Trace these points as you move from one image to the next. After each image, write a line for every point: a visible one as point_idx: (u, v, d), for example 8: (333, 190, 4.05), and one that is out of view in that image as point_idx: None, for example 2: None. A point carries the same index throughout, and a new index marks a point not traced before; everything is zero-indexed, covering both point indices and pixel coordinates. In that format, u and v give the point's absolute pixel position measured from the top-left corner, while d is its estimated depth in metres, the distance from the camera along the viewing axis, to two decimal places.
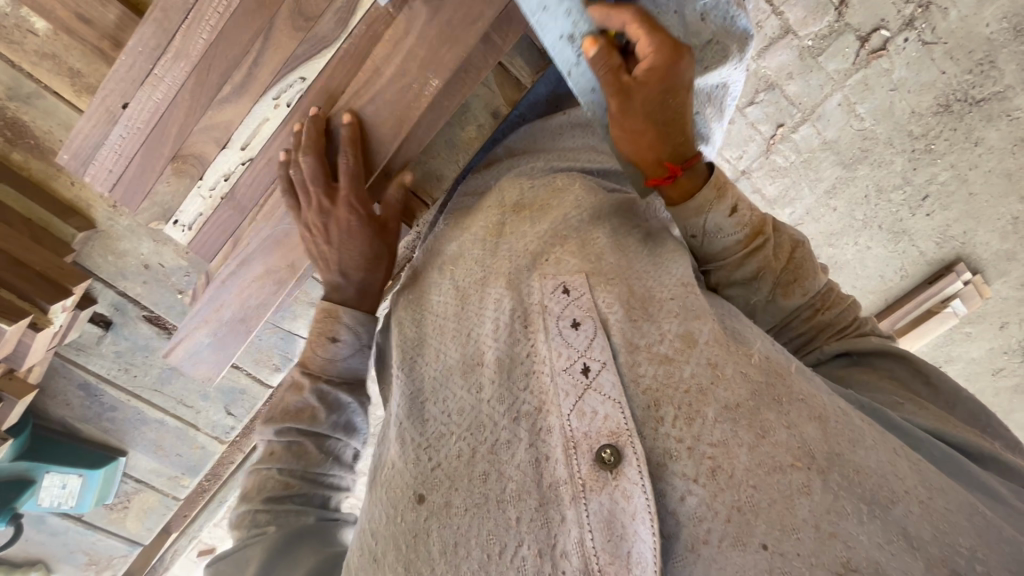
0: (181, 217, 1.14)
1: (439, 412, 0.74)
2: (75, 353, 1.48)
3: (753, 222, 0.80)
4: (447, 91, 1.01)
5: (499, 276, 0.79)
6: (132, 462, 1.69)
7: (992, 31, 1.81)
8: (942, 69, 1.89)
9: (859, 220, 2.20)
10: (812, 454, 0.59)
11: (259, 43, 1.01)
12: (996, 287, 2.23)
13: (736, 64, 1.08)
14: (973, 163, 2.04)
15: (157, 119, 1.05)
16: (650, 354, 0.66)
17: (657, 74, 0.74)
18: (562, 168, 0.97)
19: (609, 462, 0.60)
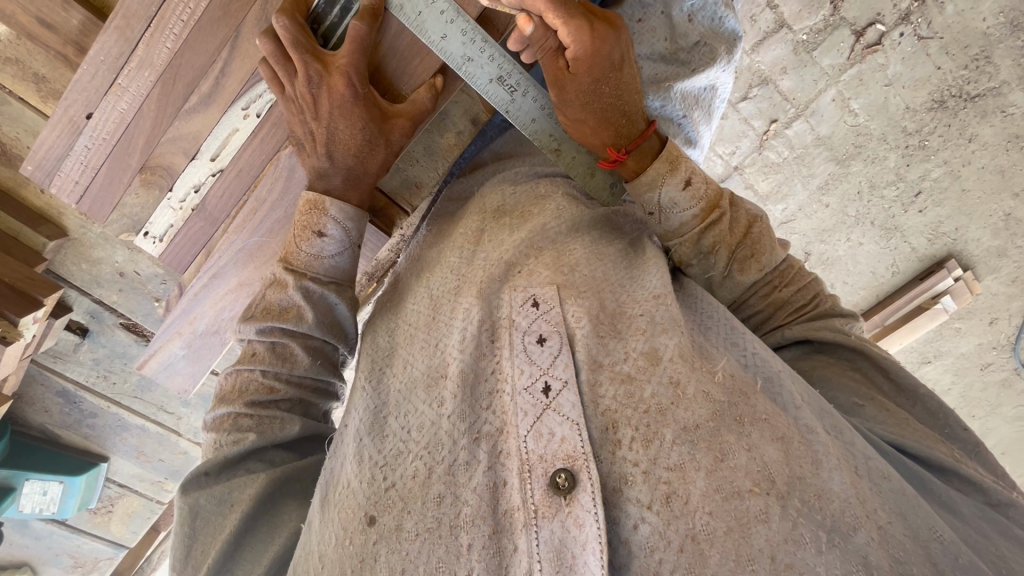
0: (151, 229, 1.11)
1: (400, 427, 0.67)
2: (52, 360, 1.47)
3: (708, 195, 0.80)
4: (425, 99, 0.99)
5: (472, 286, 0.74)
6: (113, 467, 1.68)
7: (988, 26, 1.80)
8: (938, 64, 1.87)
9: (851, 217, 2.17)
10: (772, 479, 0.55)
11: (225, 52, 0.98)
12: (986, 284, 2.22)
13: (724, 65, 1.06)
14: (966, 159, 2.02)
15: (123, 130, 1.02)
16: (613, 373, 0.62)
17: (582, 63, 0.77)
18: (545, 174, 0.94)
19: (564, 487, 0.56)
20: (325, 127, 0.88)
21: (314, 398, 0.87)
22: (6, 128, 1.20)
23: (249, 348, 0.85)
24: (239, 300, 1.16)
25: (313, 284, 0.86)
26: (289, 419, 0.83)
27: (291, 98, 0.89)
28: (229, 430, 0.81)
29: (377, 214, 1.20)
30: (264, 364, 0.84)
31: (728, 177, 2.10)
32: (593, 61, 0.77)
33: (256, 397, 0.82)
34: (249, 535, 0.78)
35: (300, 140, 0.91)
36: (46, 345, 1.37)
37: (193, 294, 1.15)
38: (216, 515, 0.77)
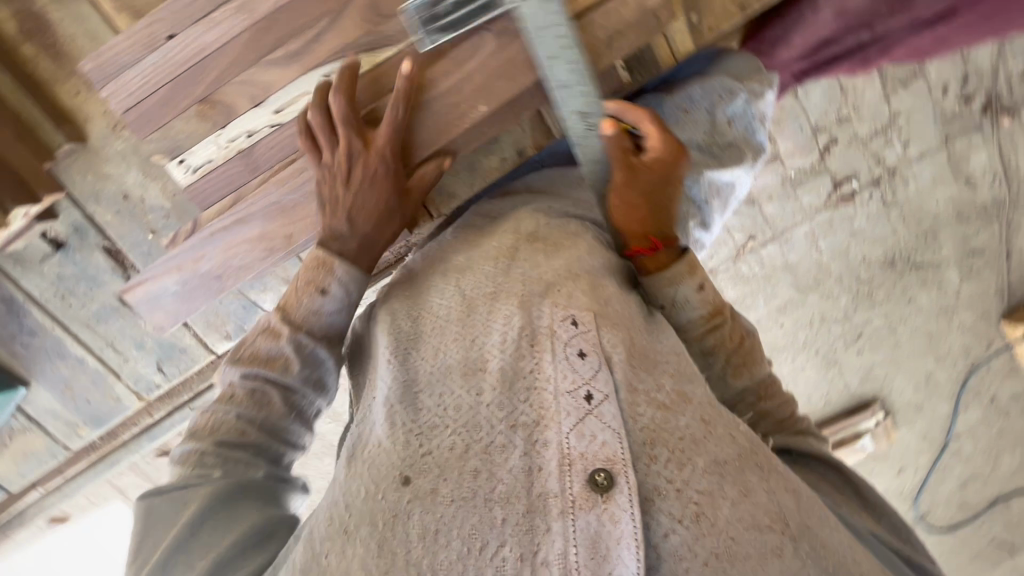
0: (188, 158, 1.11)
1: (433, 404, 0.70)
2: (12, 265, 1.37)
3: (716, 302, 0.88)
4: (494, 120, 1.07)
5: (511, 296, 0.78)
6: (30, 397, 1.51)
7: (938, 209, 2.12)
8: (895, 228, 2.16)
9: (799, 342, 2.37)
10: (786, 521, 0.61)
11: (324, 22, 1.04)
12: (902, 431, 2.49)
13: (746, 169, 1.20)
14: (903, 317, 2.30)
15: (198, 59, 1.05)
16: (649, 398, 0.66)
17: (658, 165, 0.90)
18: (574, 218, 1.02)
19: (602, 485, 0.60)
20: (352, 195, 0.99)
21: (275, 435, 0.92)
22: (65, 25, 1.19)
23: (229, 390, 0.93)
24: (256, 255, 1.15)
25: (307, 337, 0.94)
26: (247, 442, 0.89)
27: (326, 164, 1.01)
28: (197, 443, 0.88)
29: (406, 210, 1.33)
30: (242, 385, 0.92)
31: None
32: (664, 167, 0.90)
33: (223, 423, 0.89)
34: (198, 535, 0.81)
35: (323, 201, 1.01)
36: (12, 244, 1.31)
37: (213, 234, 1.13)
38: (169, 518, 0.82)
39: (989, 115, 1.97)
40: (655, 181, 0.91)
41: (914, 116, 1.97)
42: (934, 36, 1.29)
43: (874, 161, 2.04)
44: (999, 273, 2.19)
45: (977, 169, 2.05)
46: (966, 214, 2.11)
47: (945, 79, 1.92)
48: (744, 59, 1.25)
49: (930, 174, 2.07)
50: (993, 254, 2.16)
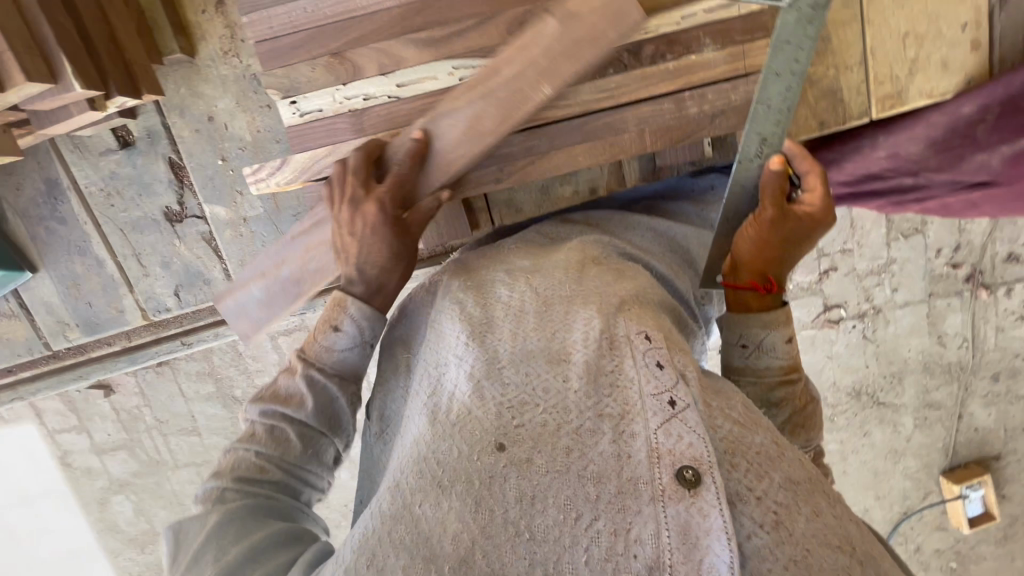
0: (301, 101, 1.15)
1: (515, 377, 0.73)
2: (70, 149, 1.35)
3: (795, 359, 0.94)
4: (588, 152, 1.21)
5: (591, 303, 0.82)
6: (29, 284, 1.45)
7: (910, 356, 2.29)
8: (868, 363, 2.31)
9: None
10: (854, 546, 0.62)
11: (473, 20, 1.11)
12: None
13: None
14: (856, 448, 2.44)
15: (345, 18, 1.10)
16: (726, 415, 0.69)
17: (807, 220, 0.90)
18: (630, 257, 1.08)
19: (690, 480, 0.62)
20: (356, 242, 0.98)
21: (303, 463, 0.90)
22: None
23: (251, 428, 0.91)
24: (328, 251, 1.18)
25: (319, 374, 0.92)
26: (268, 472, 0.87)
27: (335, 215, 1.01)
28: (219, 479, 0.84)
29: (471, 212, 1.43)
30: (261, 433, 0.89)
31: None
32: (811, 223, 0.90)
33: (243, 463, 0.86)
34: (224, 538, 0.75)
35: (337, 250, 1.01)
36: (81, 130, 1.30)
37: (294, 237, 1.22)
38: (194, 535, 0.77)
39: (969, 286, 2.19)
40: (795, 234, 0.91)
41: (907, 266, 2.17)
42: (971, 201, 1.34)
43: (863, 296, 2.20)
44: (948, 429, 2.40)
45: (949, 330, 2.26)
46: (931, 368, 2.31)
47: (940, 243, 2.14)
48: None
49: (909, 323, 2.25)
50: (947, 412, 2.37)
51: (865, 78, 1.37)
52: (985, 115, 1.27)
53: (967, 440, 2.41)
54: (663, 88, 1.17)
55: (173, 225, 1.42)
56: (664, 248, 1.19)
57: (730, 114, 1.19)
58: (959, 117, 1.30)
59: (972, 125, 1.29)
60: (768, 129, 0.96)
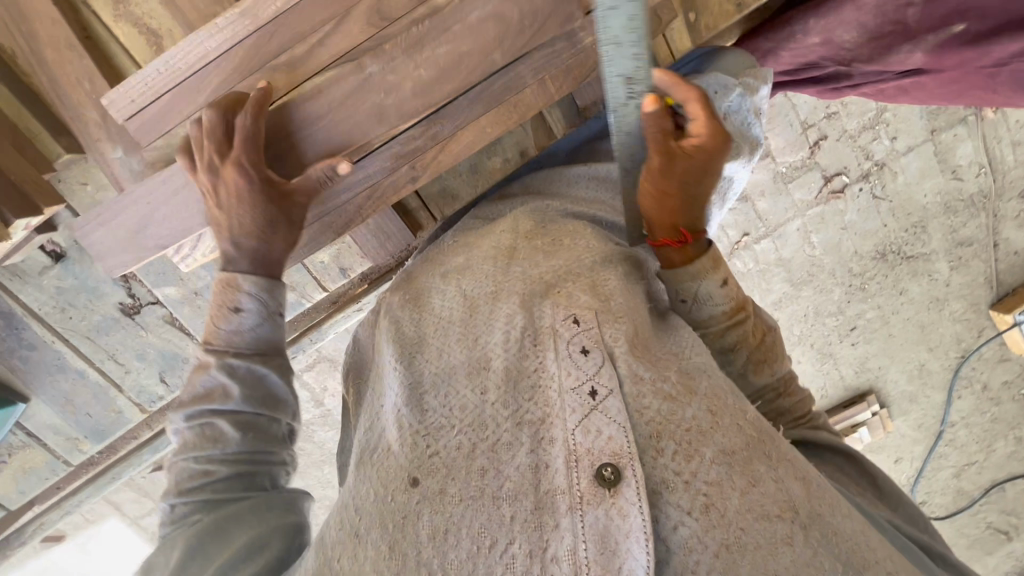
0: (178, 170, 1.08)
1: (439, 405, 0.81)
2: (10, 278, 1.35)
3: (737, 298, 0.94)
4: (493, 122, 1.12)
5: (513, 294, 0.88)
6: (29, 412, 1.49)
7: (927, 202, 2.17)
8: (884, 222, 2.21)
9: (795, 336, 2.44)
10: (796, 509, 0.69)
11: (331, 25, 1.05)
12: (897, 423, 2.55)
13: (744, 163, 1.22)
14: (896, 309, 2.35)
15: (203, 66, 1.05)
16: (654, 388, 0.75)
17: (702, 151, 0.87)
18: (574, 214, 1.08)
19: (609, 479, 0.69)
20: None
21: (254, 457, 0.88)
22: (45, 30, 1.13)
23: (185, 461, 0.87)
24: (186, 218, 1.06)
25: (236, 361, 0.90)
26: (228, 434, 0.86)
27: None
28: (172, 521, 0.84)
29: (407, 214, 1.38)
30: (194, 451, 0.86)
31: None
32: (709, 154, 0.88)
33: (187, 489, 0.85)
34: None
35: None
36: (12, 258, 1.28)
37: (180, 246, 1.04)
38: None
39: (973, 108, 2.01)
40: (696, 168, 0.89)
41: (901, 110, 2.01)
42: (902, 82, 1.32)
43: (862, 156, 2.08)
44: (988, 262, 2.25)
45: (963, 161, 2.10)
46: (954, 206, 2.17)
47: None
48: (738, 56, 1.29)
49: (919, 167, 2.11)
50: (981, 245, 2.23)
51: None
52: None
53: (1010, 266, 2.25)
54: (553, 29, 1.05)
55: (131, 317, 1.43)
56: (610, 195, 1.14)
57: None
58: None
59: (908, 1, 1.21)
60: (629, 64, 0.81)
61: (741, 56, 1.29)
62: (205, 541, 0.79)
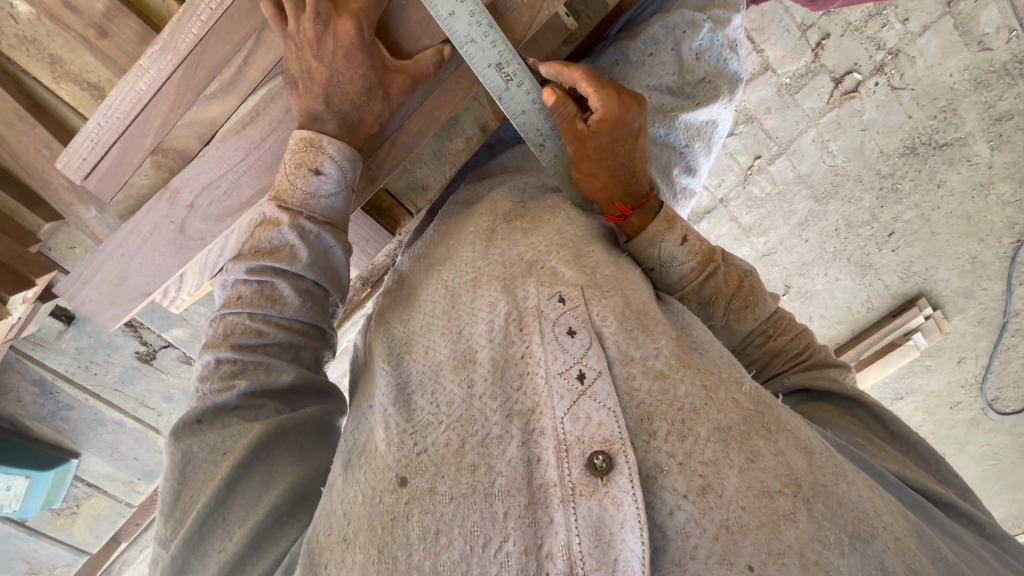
0: (144, 215, 1.09)
1: (427, 403, 0.78)
2: (32, 347, 1.40)
3: (703, 251, 1.01)
4: (440, 100, 1.10)
5: (494, 280, 0.85)
6: (84, 465, 1.61)
7: (954, 81, 1.98)
8: (909, 113, 2.04)
9: (828, 253, 2.31)
10: (799, 484, 0.67)
11: (251, 42, 1.00)
12: (954, 322, 2.36)
13: (725, 103, 1.26)
14: (935, 205, 2.18)
15: (138, 111, 1.03)
16: (645, 367, 0.74)
17: (606, 124, 0.95)
18: (551, 188, 1.09)
19: (601, 468, 0.67)
20: None
21: (307, 342, 0.88)
22: None
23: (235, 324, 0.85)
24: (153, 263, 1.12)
25: (309, 223, 0.89)
26: (288, 311, 0.86)
27: None
28: (217, 378, 0.83)
29: (383, 215, 1.38)
30: (251, 306, 0.85)
31: (713, 208, 2.22)
32: (615, 124, 0.95)
33: (242, 347, 0.84)
34: (232, 534, 0.74)
35: None
36: (27, 329, 1.33)
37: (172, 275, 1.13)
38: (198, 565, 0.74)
39: None
40: (609, 140, 0.97)
41: None
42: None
43: (874, 48, 1.94)
44: None
45: (989, 28, 1.90)
46: (986, 79, 1.97)
47: None
48: None
49: (938, 45, 1.93)
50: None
51: None
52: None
53: None
54: None
55: (150, 363, 1.53)
56: None
57: None
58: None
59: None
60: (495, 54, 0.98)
61: None
62: (241, 494, 0.76)
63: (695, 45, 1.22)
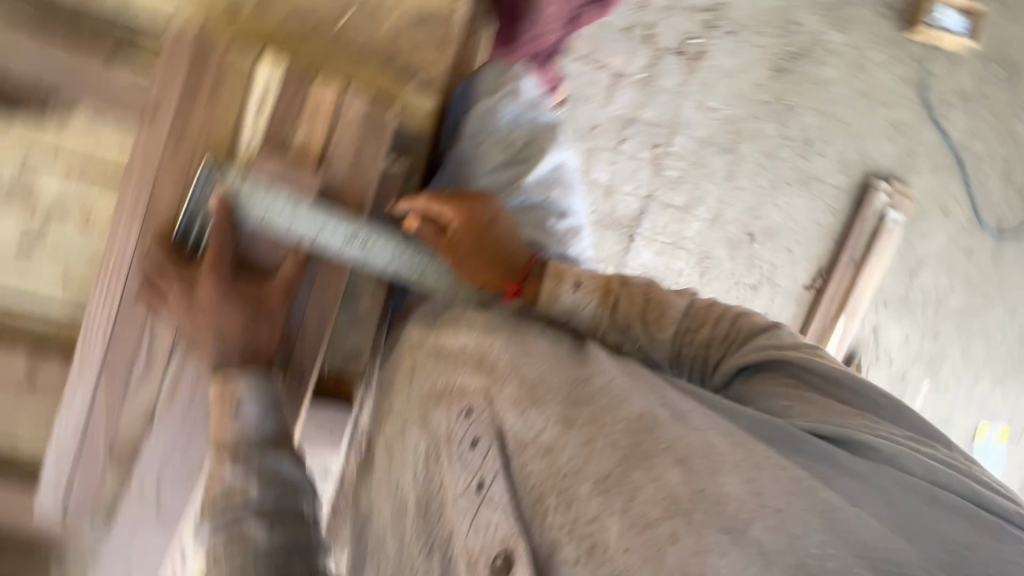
0: (125, 510, 1.19)
1: (392, 550, 0.95)
2: None
3: (599, 286, 1.10)
4: (322, 290, 1.19)
5: (412, 422, 0.99)
6: None
7: None
8: (759, 44, 2.56)
9: (766, 186, 2.79)
10: (677, 501, 0.65)
11: (145, 333, 1.11)
12: (917, 181, 2.88)
13: (559, 149, 1.48)
14: (828, 101, 2.71)
15: (83, 433, 1.14)
16: (535, 449, 0.79)
17: (467, 223, 1.12)
18: (444, 305, 1.15)
19: (503, 567, 0.74)
20: None
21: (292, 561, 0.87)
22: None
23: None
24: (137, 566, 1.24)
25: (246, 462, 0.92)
26: (266, 541, 0.86)
27: None
28: None
29: (335, 392, 1.45)
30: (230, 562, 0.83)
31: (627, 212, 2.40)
32: (473, 220, 1.13)
33: None
34: None
35: None
36: None
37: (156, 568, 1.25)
38: None
39: None
40: (475, 234, 1.12)
41: None
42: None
43: None
44: None
45: None
46: None
47: None
48: (489, 72, 1.49)
49: None
50: None
51: None
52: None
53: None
54: (306, 190, 1.11)
55: None
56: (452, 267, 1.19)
57: (363, 147, 1.14)
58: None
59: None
60: (337, 228, 1.11)
61: (493, 71, 1.50)
62: None
63: (507, 120, 1.42)
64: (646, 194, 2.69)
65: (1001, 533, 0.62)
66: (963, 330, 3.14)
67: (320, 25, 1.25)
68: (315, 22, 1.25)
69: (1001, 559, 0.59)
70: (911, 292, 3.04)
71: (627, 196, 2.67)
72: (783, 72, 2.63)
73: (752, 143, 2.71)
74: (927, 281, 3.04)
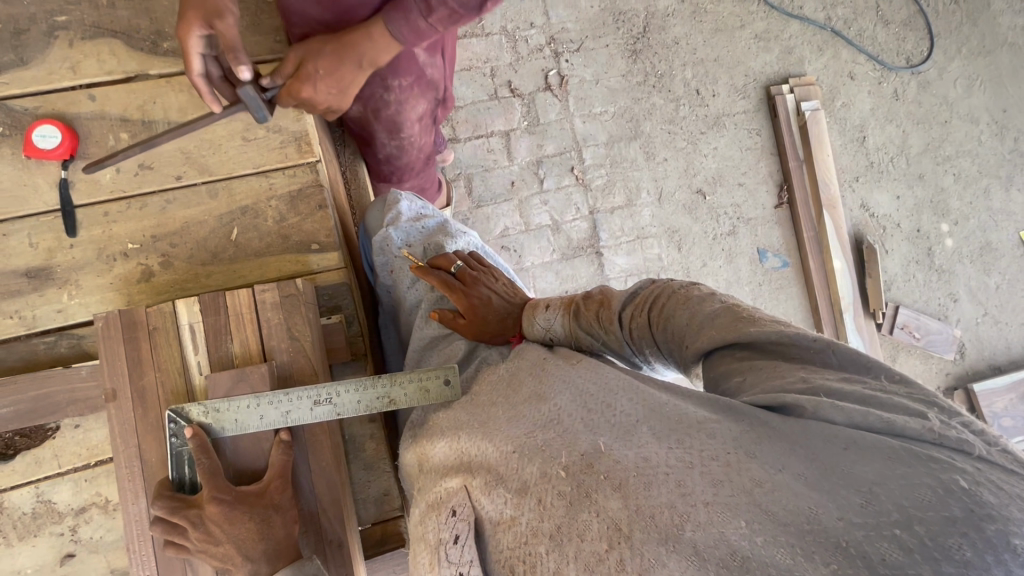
0: None
1: None
2: None
3: (563, 303, 1.28)
4: (318, 454, 1.25)
5: (416, 552, 1.03)
6: None
7: None
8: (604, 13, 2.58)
9: (685, 145, 2.90)
10: (621, 529, 0.77)
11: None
12: (811, 69, 3.03)
13: (455, 238, 1.60)
14: (690, 53, 2.90)
15: None
16: (506, 523, 0.90)
17: (461, 293, 1.38)
18: (422, 422, 1.24)
19: None
20: None
21: None
22: None
23: None
24: None
25: None
26: None
27: None
28: None
29: (387, 541, 1.47)
30: None
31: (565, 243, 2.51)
32: (463, 291, 1.38)
33: None
34: None
35: None
36: None
37: None
38: None
39: None
40: (465, 301, 1.37)
41: None
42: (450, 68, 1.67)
43: None
44: None
45: None
46: None
47: None
48: (372, 211, 1.69)
49: None
50: None
51: (282, 170, 1.47)
52: (384, 80, 1.49)
53: None
54: (263, 385, 1.21)
55: None
56: (414, 380, 1.25)
57: (294, 324, 1.27)
58: (381, 100, 1.53)
59: (391, 92, 1.52)
60: (306, 398, 1.20)
61: (377, 207, 1.69)
62: None
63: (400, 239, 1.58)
64: (589, 211, 2.79)
65: (905, 463, 0.72)
66: (941, 160, 3.12)
67: (220, 246, 1.42)
68: (215, 247, 1.42)
69: (901, 503, 0.68)
70: (872, 156, 3.06)
71: (573, 221, 2.77)
72: (639, 52, 2.84)
73: (652, 120, 2.86)
74: (878, 138, 3.08)
